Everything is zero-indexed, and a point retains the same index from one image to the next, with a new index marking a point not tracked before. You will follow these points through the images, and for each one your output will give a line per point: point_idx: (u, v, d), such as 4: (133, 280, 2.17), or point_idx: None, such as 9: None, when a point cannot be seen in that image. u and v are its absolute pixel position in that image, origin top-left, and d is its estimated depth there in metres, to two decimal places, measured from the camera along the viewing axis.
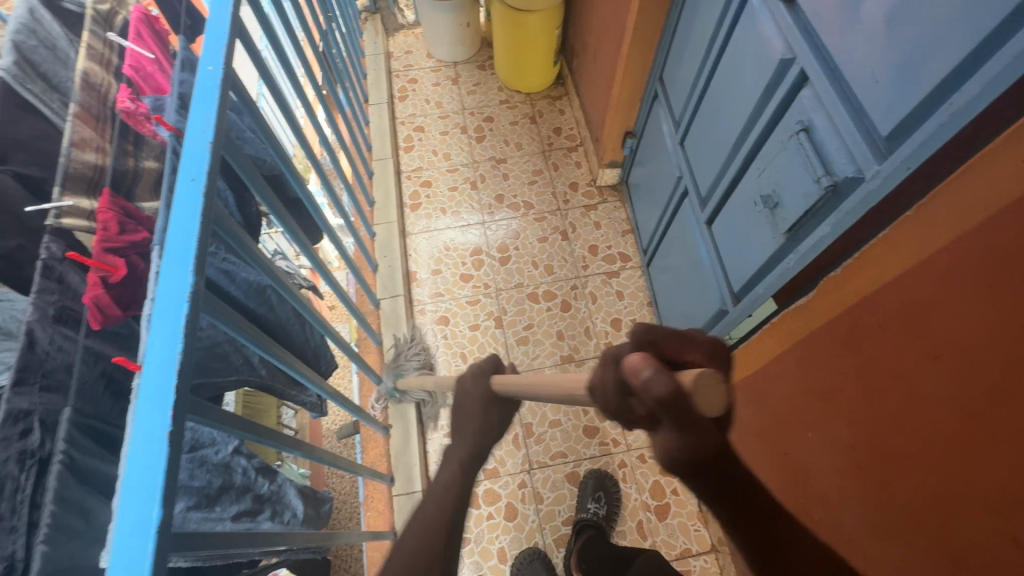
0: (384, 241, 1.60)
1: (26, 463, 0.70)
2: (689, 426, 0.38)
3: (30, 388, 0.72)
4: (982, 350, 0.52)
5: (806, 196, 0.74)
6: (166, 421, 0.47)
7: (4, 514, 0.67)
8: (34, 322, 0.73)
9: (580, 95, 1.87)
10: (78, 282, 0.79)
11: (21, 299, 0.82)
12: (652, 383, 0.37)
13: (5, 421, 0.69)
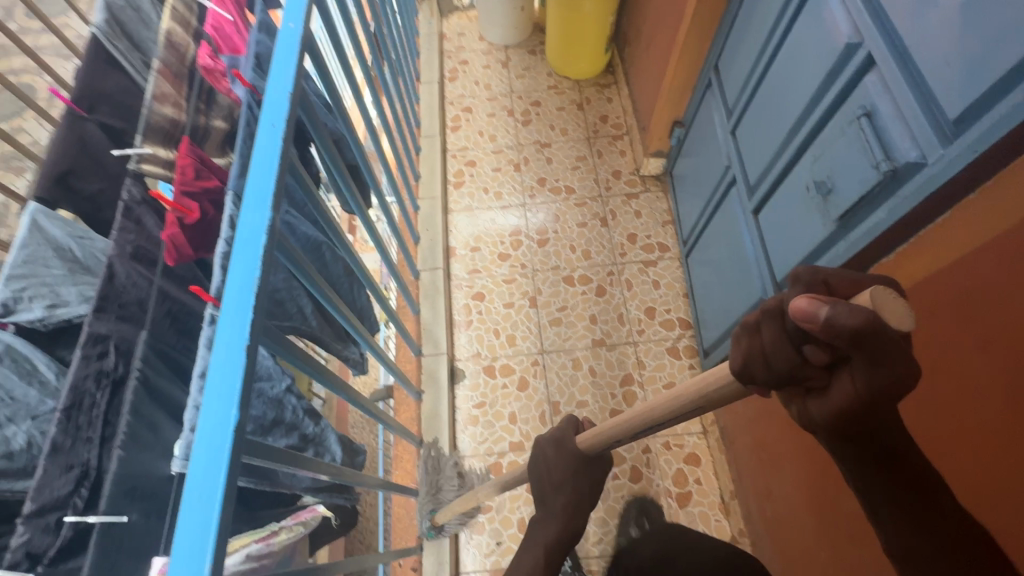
0: (427, 216, 1.64)
1: (102, 382, 0.76)
2: (880, 358, 0.38)
3: (108, 315, 0.78)
4: None
5: (862, 181, 0.74)
6: (244, 337, 0.52)
7: (81, 425, 0.73)
8: (114, 257, 0.79)
9: (629, 84, 1.87)
10: (152, 226, 0.85)
11: (100, 240, 0.87)
12: (837, 317, 0.35)
13: (87, 342, 0.75)
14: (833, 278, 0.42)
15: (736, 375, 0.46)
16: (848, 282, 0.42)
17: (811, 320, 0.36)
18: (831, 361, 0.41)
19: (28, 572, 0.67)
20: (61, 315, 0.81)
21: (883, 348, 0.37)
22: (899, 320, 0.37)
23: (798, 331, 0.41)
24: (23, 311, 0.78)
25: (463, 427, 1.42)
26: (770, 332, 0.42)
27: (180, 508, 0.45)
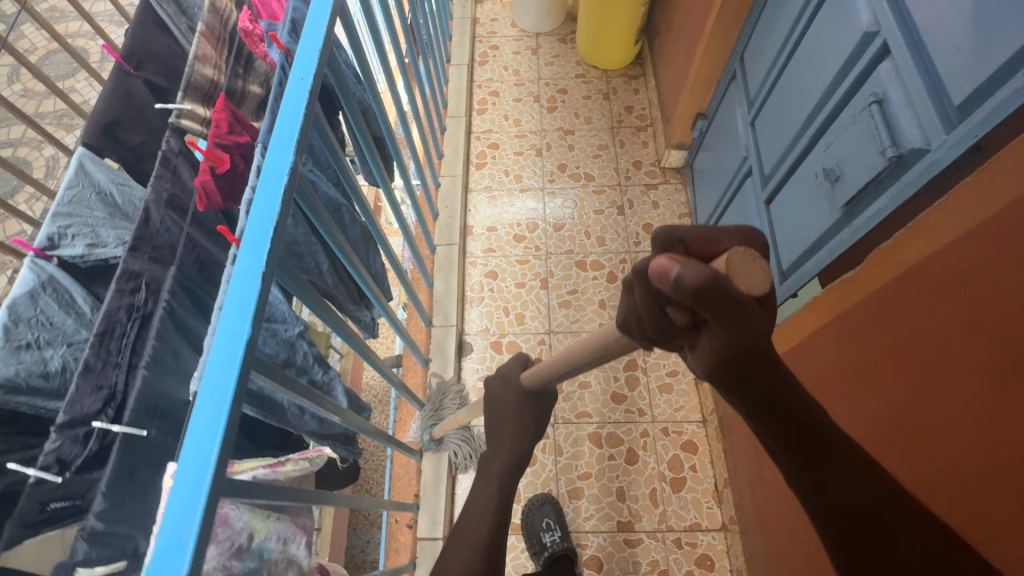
0: (447, 192, 1.68)
1: (133, 315, 0.82)
2: (728, 318, 0.40)
3: (142, 254, 0.84)
4: (1017, 311, 0.52)
5: (869, 168, 0.75)
6: (261, 263, 0.55)
7: (112, 350, 0.79)
8: (151, 201, 0.85)
9: (657, 76, 1.87)
10: (187, 176, 0.91)
11: (138, 189, 0.98)
12: (684, 276, 0.39)
13: (122, 277, 0.82)
14: (687, 238, 0.44)
15: (622, 328, 0.53)
16: (701, 241, 0.45)
17: (664, 278, 0.40)
18: (693, 323, 0.44)
19: (57, 476, 0.73)
20: (98, 253, 0.91)
21: (733, 309, 0.40)
22: (745, 281, 0.41)
23: (662, 294, 0.45)
24: (66, 247, 0.89)
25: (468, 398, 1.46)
26: (641, 295, 0.46)
27: (193, 413, 0.47)
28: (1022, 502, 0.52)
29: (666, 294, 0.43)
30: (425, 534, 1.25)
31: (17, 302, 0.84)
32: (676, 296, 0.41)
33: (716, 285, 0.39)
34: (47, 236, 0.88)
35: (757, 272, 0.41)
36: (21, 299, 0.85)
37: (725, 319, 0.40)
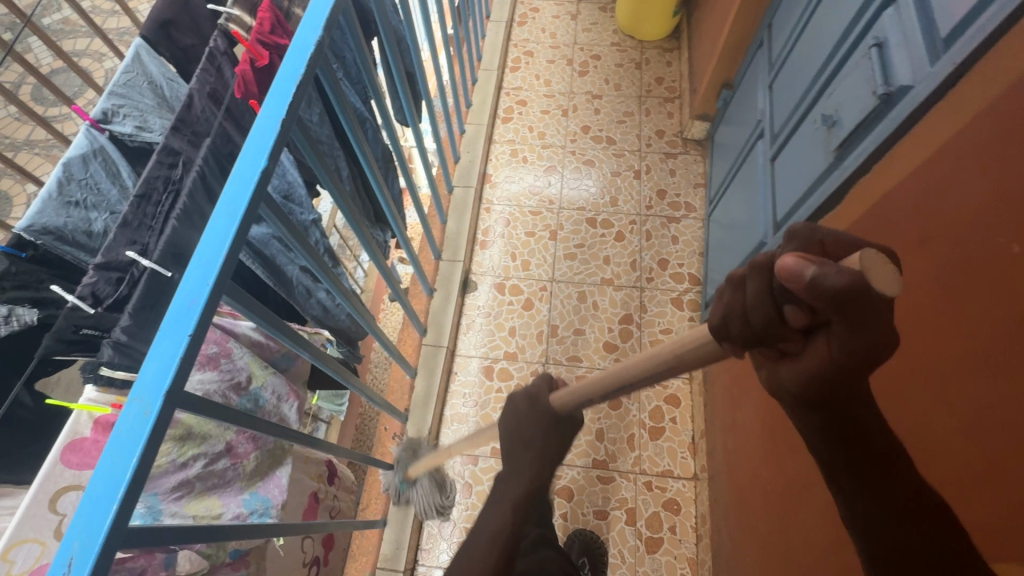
0: (471, 139, 1.74)
1: (168, 188, 0.91)
2: (858, 322, 0.35)
3: (182, 135, 0.92)
4: (969, 223, 0.56)
5: (862, 109, 0.78)
6: (281, 112, 0.61)
7: (148, 214, 0.88)
8: (195, 90, 0.93)
9: (691, 49, 1.89)
10: (229, 75, 0.97)
11: (183, 86, 1.06)
12: (825, 278, 0.33)
13: (163, 152, 0.90)
14: (829, 236, 0.38)
15: (714, 329, 0.45)
16: (843, 244, 0.38)
17: (796, 279, 0.34)
18: (807, 323, 0.39)
19: (91, 308, 0.83)
20: (143, 136, 0.99)
21: (868, 313, 0.35)
22: (885, 283, 0.34)
23: (783, 290, 0.38)
24: (117, 124, 0.98)
25: (467, 329, 1.53)
26: (754, 288, 0.39)
27: (211, 220, 0.54)
28: (951, 400, 0.56)
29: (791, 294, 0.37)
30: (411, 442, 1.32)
31: (72, 163, 0.93)
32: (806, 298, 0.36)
33: (858, 289, 0.34)
34: (102, 111, 0.97)
35: (894, 278, 0.34)
36: (74, 161, 0.94)
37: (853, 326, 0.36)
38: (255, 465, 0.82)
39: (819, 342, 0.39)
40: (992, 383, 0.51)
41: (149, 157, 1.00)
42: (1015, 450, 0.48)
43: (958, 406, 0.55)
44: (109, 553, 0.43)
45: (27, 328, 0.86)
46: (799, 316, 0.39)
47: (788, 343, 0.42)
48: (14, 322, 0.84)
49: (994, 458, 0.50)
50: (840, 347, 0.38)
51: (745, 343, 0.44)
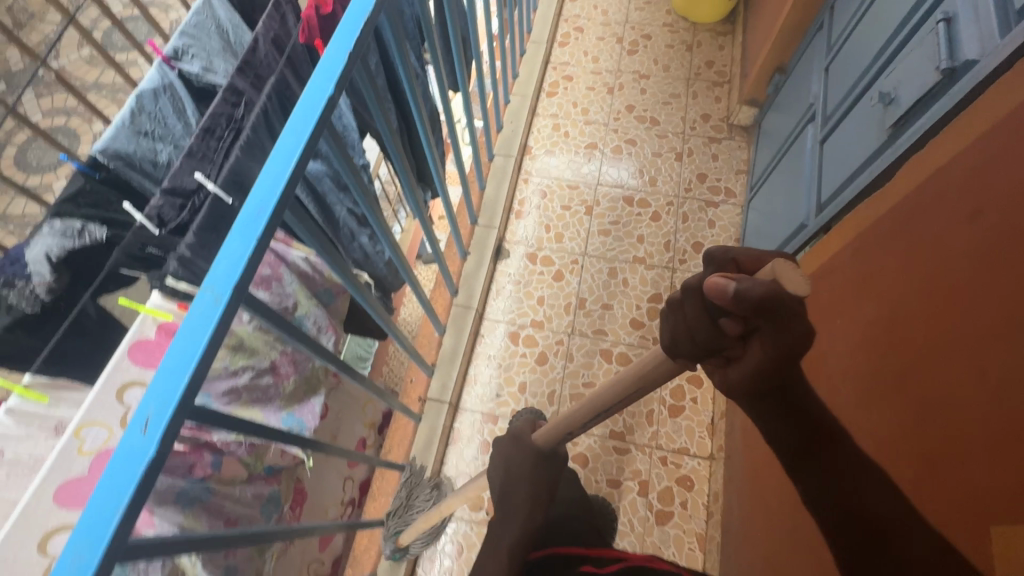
0: (515, 109, 1.76)
1: (230, 126, 0.95)
2: (784, 326, 0.41)
3: (247, 75, 0.96)
4: (1021, 190, 0.56)
5: (923, 85, 0.76)
6: (350, 42, 0.64)
7: (211, 147, 0.92)
8: (260, 33, 0.97)
9: (745, 33, 1.85)
10: (292, 24, 1.02)
11: (247, 33, 1.10)
12: (745, 288, 0.40)
13: (229, 92, 0.95)
14: (740, 257, 0.47)
15: (668, 347, 0.51)
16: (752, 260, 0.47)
17: (722, 294, 0.41)
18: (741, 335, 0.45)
19: (156, 229, 0.89)
20: (208, 78, 1.04)
21: (786, 318, 0.40)
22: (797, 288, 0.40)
23: (715, 306, 0.44)
24: (186, 63, 1.03)
25: (497, 295, 1.56)
26: (691, 306, 0.45)
27: (280, 135, 0.58)
28: (978, 368, 0.57)
29: (721, 307, 0.43)
30: (435, 395, 1.35)
31: (143, 94, 0.98)
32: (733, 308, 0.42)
33: (774, 297, 0.40)
34: (174, 48, 1.02)
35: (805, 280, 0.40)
36: (145, 94, 0.98)
37: (769, 337, 0.42)
38: (293, 388, 0.87)
39: (750, 352, 0.44)
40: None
41: (212, 98, 1.04)
42: None
43: (985, 374, 0.55)
44: (179, 419, 0.47)
45: (95, 244, 0.90)
46: (734, 328, 0.44)
47: (730, 352, 0.46)
48: (85, 237, 0.89)
49: (1014, 422, 0.51)
50: (767, 352, 0.42)
51: (689, 358, 0.50)
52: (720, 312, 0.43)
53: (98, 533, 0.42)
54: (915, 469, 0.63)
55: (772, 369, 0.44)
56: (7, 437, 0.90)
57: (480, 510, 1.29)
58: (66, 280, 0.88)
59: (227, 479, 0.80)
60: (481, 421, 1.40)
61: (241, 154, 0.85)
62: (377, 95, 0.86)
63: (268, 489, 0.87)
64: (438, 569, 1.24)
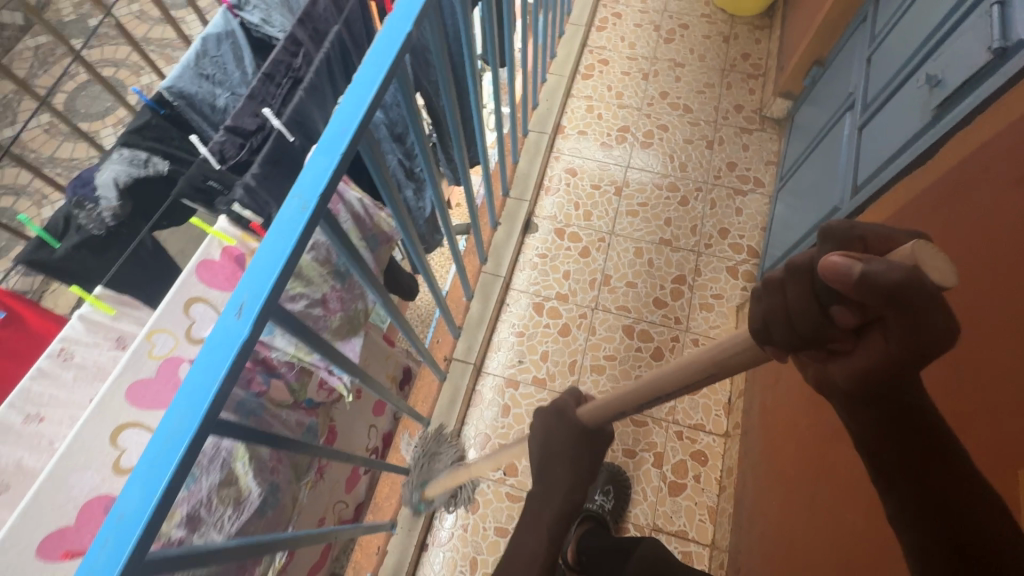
0: (551, 89, 1.78)
1: (286, 77, 0.95)
2: (918, 316, 0.35)
3: (306, 27, 0.96)
4: None
5: (971, 65, 0.79)
6: None
7: (268, 94, 0.94)
8: None
9: (783, 28, 1.86)
10: None
11: None
12: (872, 270, 0.34)
13: (289, 42, 0.95)
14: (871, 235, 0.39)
15: (758, 330, 0.45)
16: (883, 240, 0.39)
17: (844, 278, 0.35)
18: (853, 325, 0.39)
19: (218, 163, 0.91)
20: (266, 29, 1.05)
21: (925, 310, 0.35)
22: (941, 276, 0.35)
23: (827, 291, 0.38)
24: (247, 13, 1.05)
25: (523, 267, 1.59)
26: (795, 289, 0.40)
27: (361, 66, 0.61)
28: (1014, 324, 0.59)
29: (839, 292, 0.37)
30: (461, 355, 1.39)
31: (208, 39, 1.01)
32: (855, 295, 0.36)
33: (909, 281, 0.34)
34: None
35: (949, 266, 0.35)
36: (210, 39, 1.01)
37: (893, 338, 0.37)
38: (338, 324, 0.90)
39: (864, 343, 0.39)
40: None
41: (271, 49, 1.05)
42: None
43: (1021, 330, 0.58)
44: (266, 312, 0.50)
45: (157, 176, 0.93)
46: (844, 317, 0.38)
47: (832, 344, 0.41)
48: (150, 168, 0.92)
49: None
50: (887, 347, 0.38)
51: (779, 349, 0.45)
52: (835, 300, 0.38)
53: (197, 402, 0.45)
54: (947, 425, 0.65)
55: (882, 364, 0.39)
56: (77, 341, 0.89)
57: (497, 469, 1.33)
58: (130, 209, 0.91)
59: (277, 402, 0.83)
60: (503, 385, 1.44)
61: (299, 102, 0.88)
62: (441, 48, 0.89)
63: (308, 420, 0.90)
64: (451, 522, 1.29)
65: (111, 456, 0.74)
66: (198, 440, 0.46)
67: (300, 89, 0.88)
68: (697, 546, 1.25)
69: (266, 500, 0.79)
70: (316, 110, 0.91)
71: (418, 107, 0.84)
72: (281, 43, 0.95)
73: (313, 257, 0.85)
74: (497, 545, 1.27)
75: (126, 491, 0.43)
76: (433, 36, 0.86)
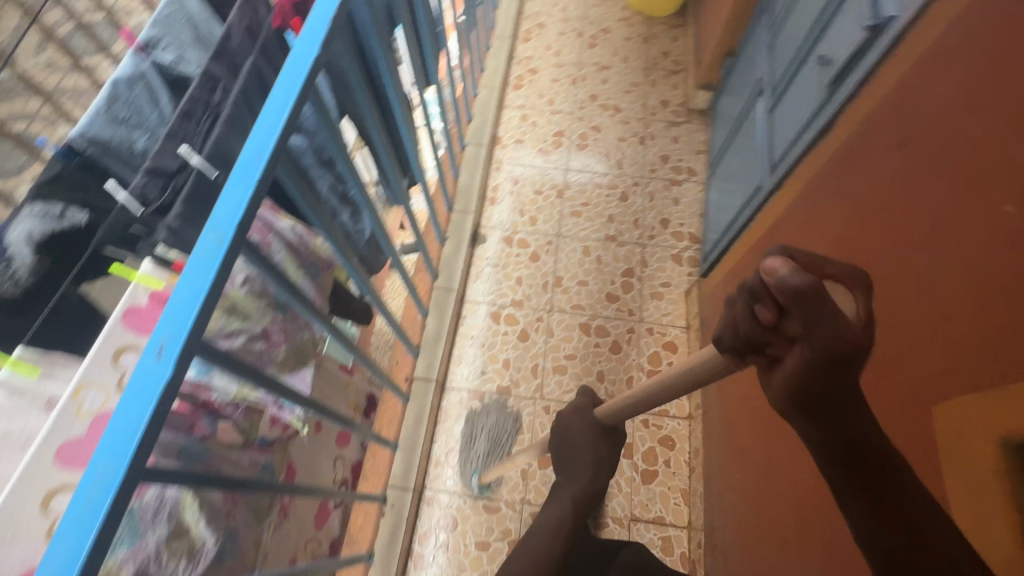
0: (483, 102, 1.80)
1: (206, 112, 0.92)
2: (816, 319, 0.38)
3: (221, 62, 0.93)
4: (939, 115, 0.64)
5: (853, 42, 0.85)
6: (329, 12, 0.68)
7: (189, 132, 0.89)
8: (234, 22, 0.94)
9: (696, 24, 1.96)
10: (264, 14, 0.99)
11: (217, 24, 1.04)
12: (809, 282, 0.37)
13: (204, 80, 0.91)
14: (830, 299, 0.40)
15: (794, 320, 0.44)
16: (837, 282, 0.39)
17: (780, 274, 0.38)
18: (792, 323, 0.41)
19: (138, 209, 0.88)
20: (181, 68, 1.00)
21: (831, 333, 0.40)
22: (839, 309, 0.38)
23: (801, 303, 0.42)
24: (159, 53, 0.98)
25: (477, 278, 1.60)
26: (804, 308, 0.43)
27: (270, 95, 0.61)
28: (916, 273, 0.64)
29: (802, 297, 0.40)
30: (422, 374, 1.38)
31: (118, 82, 0.94)
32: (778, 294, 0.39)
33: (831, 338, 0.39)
34: (147, 37, 0.97)
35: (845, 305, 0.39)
36: (121, 81, 0.94)
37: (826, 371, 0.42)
38: (284, 356, 0.89)
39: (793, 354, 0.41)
40: (951, 244, 0.59)
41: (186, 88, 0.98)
42: (964, 290, 0.56)
43: (922, 279, 0.63)
44: (191, 350, 0.49)
45: (75, 228, 0.90)
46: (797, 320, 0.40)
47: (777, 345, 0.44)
48: (66, 221, 0.89)
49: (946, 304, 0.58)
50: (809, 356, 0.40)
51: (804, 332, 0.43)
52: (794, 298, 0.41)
53: (121, 451, 0.44)
54: (872, 375, 0.70)
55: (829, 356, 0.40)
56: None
57: (472, 483, 1.33)
58: (48, 264, 0.88)
59: (225, 444, 0.81)
60: (468, 398, 1.43)
61: (219, 140, 0.86)
62: (357, 70, 0.88)
63: (263, 458, 0.87)
64: (432, 544, 1.27)
65: (41, 525, 0.70)
66: (126, 491, 0.44)
67: (221, 123, 0.87)
68: (675, 529, 1.27)
69: (222, 547, 0.77)
70: (235, 143, 0.90)
71: (337, 130, 0.83)
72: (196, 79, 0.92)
73: (247, 290, 0.84)
74: (480, 559, 1.26)
75: (51, 552, 0.41)
76: (346, 56, 0.85)
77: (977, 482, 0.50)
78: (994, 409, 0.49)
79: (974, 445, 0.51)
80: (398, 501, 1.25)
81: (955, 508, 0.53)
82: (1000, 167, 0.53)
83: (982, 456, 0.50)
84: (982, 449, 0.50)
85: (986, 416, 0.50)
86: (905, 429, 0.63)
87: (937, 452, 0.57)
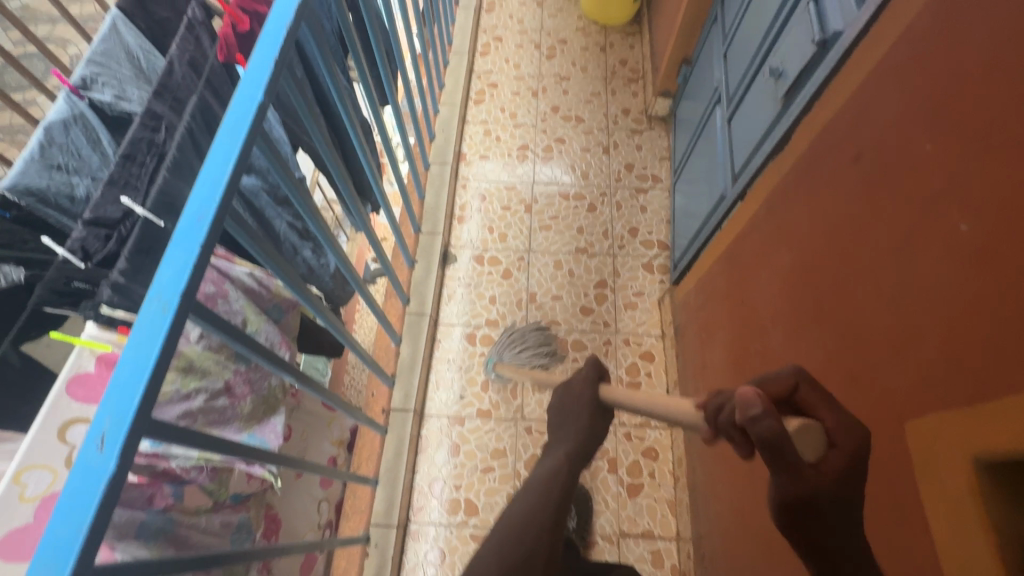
0: (445, 119, 1.77)
1: (151, 151, 0.87)
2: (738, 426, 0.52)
3: (165, 99, 0.88)
4: (887, 133, 0.66)
5: (803, 56, 0.87)
6: (273, 53, 0.65)
7: (133, 174, 0.85)
8: (175, 57, 0.89)
9: (651, 32, 1.99)
10: (208, 47, 0.94)
11: (159, 58, 0.99)
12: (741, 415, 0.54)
13: (146, 118, 0.86)
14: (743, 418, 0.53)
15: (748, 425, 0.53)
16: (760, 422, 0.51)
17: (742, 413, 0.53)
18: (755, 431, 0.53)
19: (81, 262, 0.83)
20: (122, 106, 0.94)
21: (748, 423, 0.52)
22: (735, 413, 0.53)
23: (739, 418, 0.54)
24: (97, 91, 0.92)
25: (449, 299, 1.58)
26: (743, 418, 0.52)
27: (213, 144, 0.58)
28: (877, 289, 0.65)
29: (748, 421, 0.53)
30: (399, 404, 1.34)
31: (52, 126, 0.87)
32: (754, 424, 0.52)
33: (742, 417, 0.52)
34: (81, 77, 0.91)
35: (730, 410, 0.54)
36: (55, 125, 0.88)
37: None
38: (251, 408, 0.85)
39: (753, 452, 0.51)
40: (907, 262, 0.60)
41: (128, 127, 0.93)
42: (924, 307, 0.57)
43: (884, 295, 0.64)
44: (137, 432, 0.46)
45: (13, 287, 0.85)
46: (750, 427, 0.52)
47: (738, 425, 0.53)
48: (1, 278, 0.84)
49: (909, 321, 0.59)
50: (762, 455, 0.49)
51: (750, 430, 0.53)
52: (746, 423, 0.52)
53: (63, 555, 0.40)
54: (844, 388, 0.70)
55: None
56: None
57: (458, 513, 1.30)
58: None
59: (191, 510, 0.76)
60: (449, 424, 1.40)
61: (165, 183, 0.82)
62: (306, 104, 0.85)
63: (236, 517, 0.83)
64: None
65: None
66: None
67: (167, 163, 0.82)
68: (664, 541, 1.27)
69: None
70: (185, 187, 0.85)
71: (288, 169, 0.79)
72: (137, 118, 0.87)
73: (203, 345, 0.79)
74: None
75: None
76: (293, 90, 0.82)
77: (952, 500, 0.51)
78: (962, 428, 0.50)
79: (945, 463, 0.52)
80: (382, 539, 1.22)
81: (934, 528, 0.53)
82: (951, 185, 0.55)
83: (953, 474, 0.51)
84: (954, 467, 0.51)
85: (957, 435, 0.51)
86: (878, 443, 0.63)
87: (911, 468, 0.58)
